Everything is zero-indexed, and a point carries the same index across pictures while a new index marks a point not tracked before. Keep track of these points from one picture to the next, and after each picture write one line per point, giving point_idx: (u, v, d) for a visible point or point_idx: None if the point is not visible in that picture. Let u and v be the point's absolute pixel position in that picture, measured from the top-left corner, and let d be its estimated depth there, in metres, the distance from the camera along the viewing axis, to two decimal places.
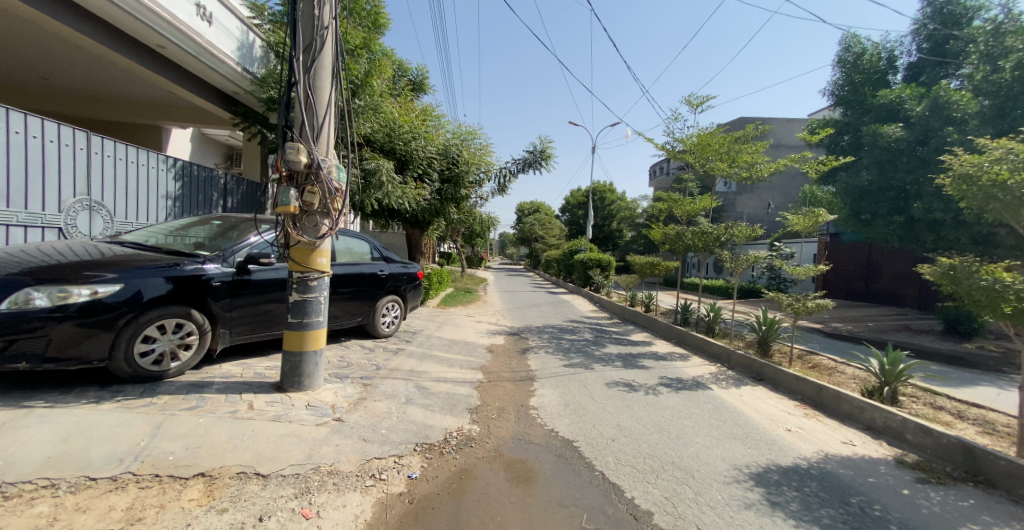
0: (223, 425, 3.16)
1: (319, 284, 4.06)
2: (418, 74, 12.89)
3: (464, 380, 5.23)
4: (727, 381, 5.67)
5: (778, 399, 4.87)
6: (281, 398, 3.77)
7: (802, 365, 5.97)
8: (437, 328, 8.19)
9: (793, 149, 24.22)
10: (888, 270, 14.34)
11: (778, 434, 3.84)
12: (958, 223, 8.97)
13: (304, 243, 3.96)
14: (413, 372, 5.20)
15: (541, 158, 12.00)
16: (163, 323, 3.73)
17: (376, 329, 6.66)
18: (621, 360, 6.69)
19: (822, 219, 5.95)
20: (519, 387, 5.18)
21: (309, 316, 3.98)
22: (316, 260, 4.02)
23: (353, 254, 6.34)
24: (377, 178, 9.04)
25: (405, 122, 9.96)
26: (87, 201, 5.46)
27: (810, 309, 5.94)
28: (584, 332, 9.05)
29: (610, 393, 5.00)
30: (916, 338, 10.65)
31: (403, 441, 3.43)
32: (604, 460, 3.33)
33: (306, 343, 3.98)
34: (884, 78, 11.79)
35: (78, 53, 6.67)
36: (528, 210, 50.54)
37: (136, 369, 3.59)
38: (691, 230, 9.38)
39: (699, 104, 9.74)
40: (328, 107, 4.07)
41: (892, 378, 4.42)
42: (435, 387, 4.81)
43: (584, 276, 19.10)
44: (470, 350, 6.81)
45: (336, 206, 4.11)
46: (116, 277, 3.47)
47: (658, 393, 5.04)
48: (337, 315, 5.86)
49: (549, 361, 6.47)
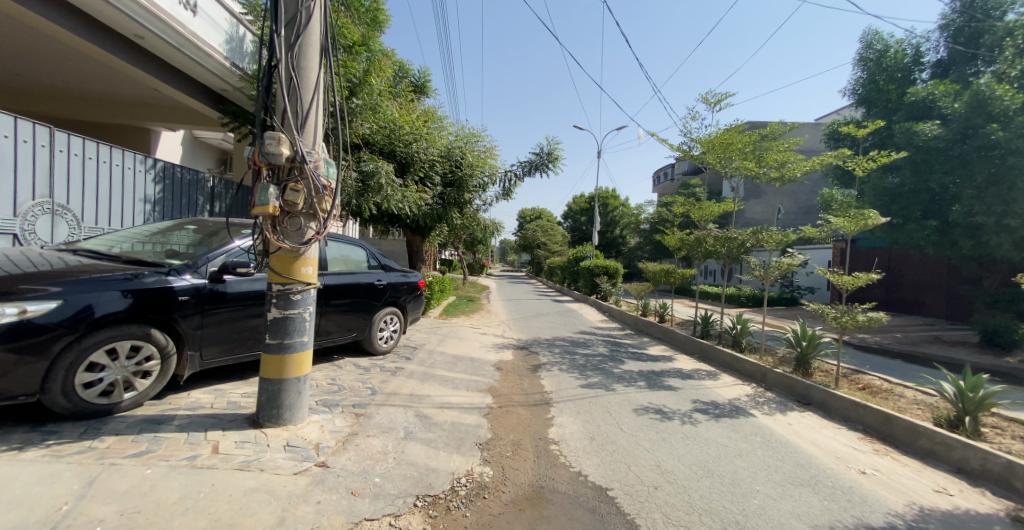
0: (176, 478, 2.50)
1: (303, 299, 3.43)
2: (420, 76, 12.37)
3: (472, 406, 4.58)
4: (771, 406, 5.01)
5: (838, 431, 4.20)
6: (255, 437, 3.11)
7: (851, 386, 5.36)
8: (440, 342, 7.55)
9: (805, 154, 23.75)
10: (910, 277, 13.68)
11: (852, 480, 3.21)
12: (1000, 227, 8.39)
13: (286, 250, 3.34)
14: (413, 397, 4.56)
15: (548, 160, 11.39)
16: (116, 346, 3.10)
17: (373, 345, 6.01)
18: (644, 379, 6.04)
19: (872, 222, 5.31)
20: (535, 414, 4.54)
21: (290, 336, 3.35)
22: (300, 270, 3.40)
23: (348, 262, 5.75)
24: (375, 180, 8.43)
25: (406, 123, 9.41)
26: (49, 204, 4.84)
27: (861, 323, 5.30)
28: (598, 346, 8.42)
29: (640, 422, 4.36)
30: (952, 351, 9.96)
31: (400, 493, 2.76)
32: (650, 517, 2.69)
33: (287, 369, 3.34)
34: (911, 77, 11.21)
35: (51, 45, 6.07)
36: (530, 217, 50.02)
37: (77, 403, 2.96)
38: (713, 235, 8.76)
39: (718, 102, 9.20)
40: (315, 91, 3.46)
41: (973, 407, 3.80)
42: (439, 416, 4.16)
43: (590, 284, 18.44)
44: (477, 368, 6.18)
45: (324, 207, 3.51)
46: (58, 292, 2.86)
47: (696, 423, 4.37)
48: (330, 331, 5.23)
49: (565, 381, 5.82)
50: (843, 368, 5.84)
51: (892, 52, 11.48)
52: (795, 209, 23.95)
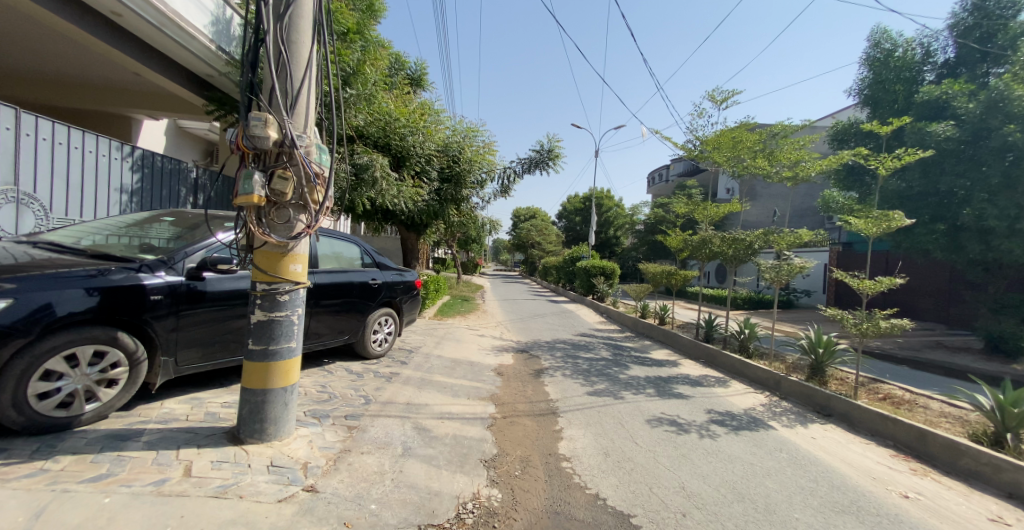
0: (140, 508, 2.10)
1: (291, 299, 3.07)
2: (417, 69, 11.97)
3: (474, 417, 4.24)
4: (791, 418, 4.75)
5: (869, 449, 3.96)
6: (235, 456, 2.72)
7: (871, 396, 5.19)
8: (437, 345, 7.21)
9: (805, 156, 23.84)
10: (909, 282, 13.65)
11: (897, 506, 2.94)
12: (1012, 232, 8.51)
13: (272, 245, 2.99)
14: (411, 406, 4.21)
15: (548, 157, 11.05)
16: (76, 352, 2.71)
17: (366, 349, 5.65)
18: (652, 386, 5.76)
19: (897, 224, 5.08)
20: (542, 425, 4.22)
21: (276, 341, 2.98)
22: (287, 267, 3.03)
23: (342, 260, 5.40)
24: (370, 173, 8.05)
25: (402, 115, 9.02)
26: (13, 193, 4.38)
27: (883, 330, 5.09)
28: (601, 349, 8.12)
29: (655, 435, 4.07)
30: (956, 357, 9.92)
31: (400, 522, 2.41)
32: None
33: (272, 378, 2.96)
34: (919, 76, 11.30)
35: (21, 22, 5.56)
36: (524, 215, 49.67)
37: (31, 417, 2.56)
38: (719, 235, 8.52)
39: (725, 100, 9.01)
40: (308, 68, 3.08)
41: (1014, 423, 3.58)
42: (440, 428, 3.81)
43: (586, 285, 18.15)
44: (477, 373, 5.84)
45: (315, 197, 3.14)
46: (12, 289, 2.48)
47: (716, 437, 4.10)
48: (320, 333, 4.87)
49: (570, 387, 5.52)
50: (860, 376, 5.59)
51: (900, 52, 11.49)
52: (792, 211, 23.91)
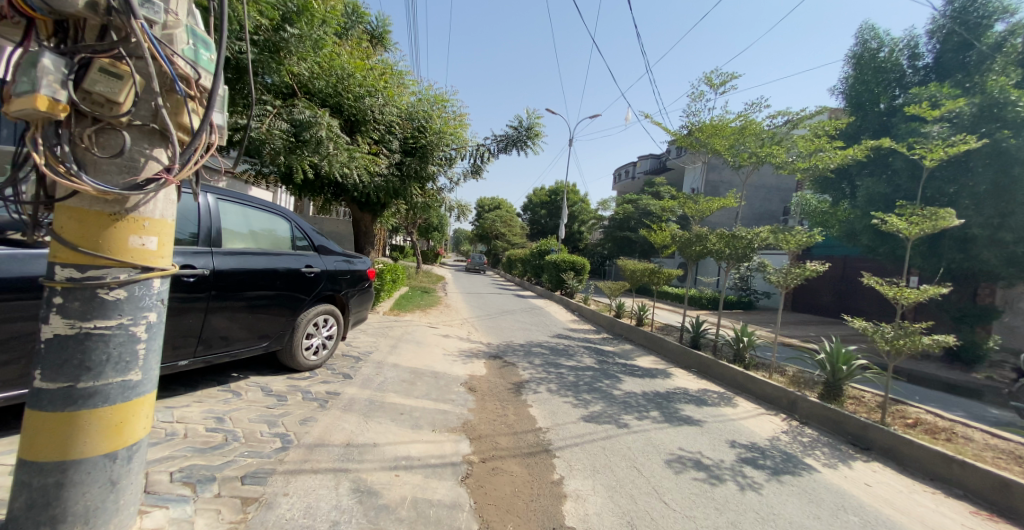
0: None
1: (139, 296, 1.72)
2: (379, 25, 10.28)
3: (442, 463, 3.03)
4: (827, 454, 3.92)
5: (942, 503, 3.19)
6: None
7: (904, 424, 4.52)
8: (392, 350, 5.88)
9: (770, 186, 24.21)
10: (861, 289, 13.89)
11: None
12: (992, 241, 8.61)
13: (85, 196, 1.60)
14: (352, 449, 2.96)
15: (528, 136, 9.87)
16: None
17: (296, 359, 4.27)
18: (655, 407, 4.79)
19: (947, 224, 4.34)
20: (535, 471, 3.11)
21: (99, 372, 1.62)
22: (123, 241, 1.66)
23: (264, 237, 4.02)
24: (312, 134, 6.56)
25: (360, 70, 7.53)
26: None
27: (922, 347, 4.38)
28: (583, 356, 7.10)
29: (684, 486, 3.08)
30: (925, 367, 9.93)
31: None
32: None
33: (82, 439, 1.60)
34: (902, 78, 11.11)
35: None
36: (489, 206, 48.27)
37: None
38: (715, 232, 7.75)
39: (722, 84, 8.31)
40: None
41: None
42: (392, 489, 2.58)
43: (553, 279, 17.17)
44: (442, 390, 4.61)
45: (185, 120, 1.81)
46: None
47: (758, 488, 3.13)
48: (227, 339, 3.48)
49: (560, 409, 4.45)
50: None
51: (885, 53, 11.28)
52: (751, 213, 24.26)
